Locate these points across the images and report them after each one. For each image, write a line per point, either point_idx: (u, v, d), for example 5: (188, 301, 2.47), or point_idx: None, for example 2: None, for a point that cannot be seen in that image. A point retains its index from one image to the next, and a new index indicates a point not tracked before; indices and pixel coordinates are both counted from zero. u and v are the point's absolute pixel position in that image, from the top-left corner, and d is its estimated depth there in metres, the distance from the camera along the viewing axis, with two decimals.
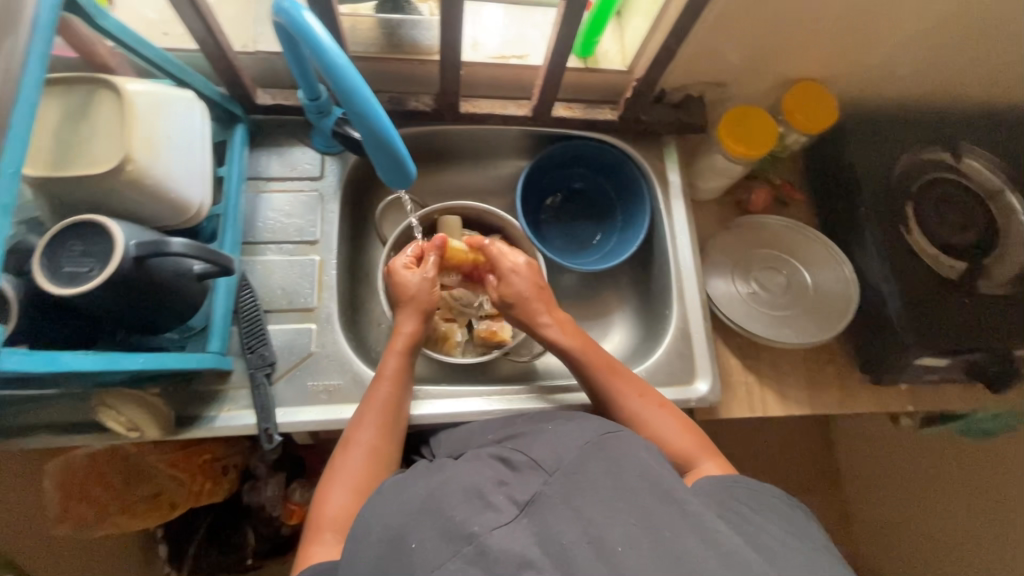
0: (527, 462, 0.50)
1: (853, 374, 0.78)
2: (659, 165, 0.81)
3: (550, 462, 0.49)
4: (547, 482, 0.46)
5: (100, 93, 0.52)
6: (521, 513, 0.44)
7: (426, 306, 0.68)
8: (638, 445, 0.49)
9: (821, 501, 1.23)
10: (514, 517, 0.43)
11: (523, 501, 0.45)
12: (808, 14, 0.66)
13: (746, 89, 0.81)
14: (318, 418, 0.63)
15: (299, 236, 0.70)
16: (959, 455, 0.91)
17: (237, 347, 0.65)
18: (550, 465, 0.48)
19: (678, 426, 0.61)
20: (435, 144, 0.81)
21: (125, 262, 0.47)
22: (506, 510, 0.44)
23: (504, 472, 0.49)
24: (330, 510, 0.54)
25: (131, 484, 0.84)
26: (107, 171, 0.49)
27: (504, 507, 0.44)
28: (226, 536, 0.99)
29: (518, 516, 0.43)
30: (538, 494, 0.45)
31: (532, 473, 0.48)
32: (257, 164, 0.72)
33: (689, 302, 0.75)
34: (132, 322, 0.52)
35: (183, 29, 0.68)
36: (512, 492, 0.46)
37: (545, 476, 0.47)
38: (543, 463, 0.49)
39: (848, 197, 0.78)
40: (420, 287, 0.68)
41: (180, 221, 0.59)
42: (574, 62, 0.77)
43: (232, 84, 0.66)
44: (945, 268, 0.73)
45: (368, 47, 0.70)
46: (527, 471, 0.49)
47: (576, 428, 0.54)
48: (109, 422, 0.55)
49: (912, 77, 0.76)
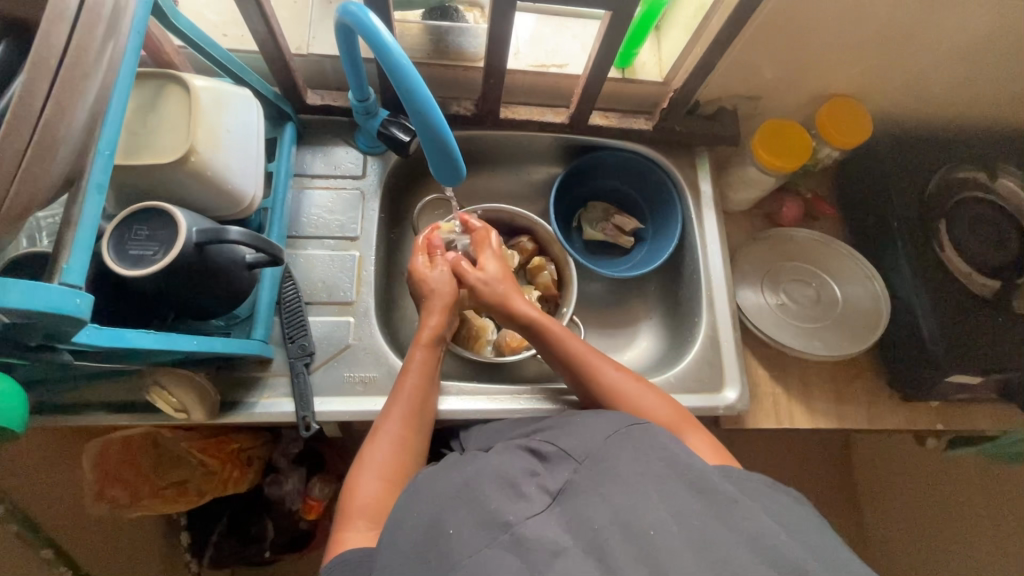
0: (556, 453, 0.51)
1: (882, 390, 0.78)
2: (691, 175, 0.82)
3: (578, 451, 0.50)
4: (575, 471, 0.48)
5: (168, 88, 0.55)
6: (552, 502, 0.45)
7: (446, 301, 0.69)
8: (665, 435, 0.49)
9: (838, 521, 1.21)
10: (547, 505, 0.45)
11: (554, 490, 0.46)
12: (851, 30, 0.67)
13: (779, 103, 0.82)
14: (352, 409, 0.65)
15: (341, 232, 0.73)
16: (989, 478, 0.89)
17: (278, 336, 0.67)
18: (578, 454, 0.50)
19: (670, 413, 0.61)
20: (472, 148, 0.83)
21: (187, 248, 0.50)
22: (538, 500, 0.45)
23: (535, 463, 0.50)
24: (361, 499, 0.55)
25: (162, 468, 0.87)
26: (174, 161, 0.52)
27: (536, 497, 0.45)
28: (246, 525, 1.00)
29: (550, 505, 0.45)
30: (569, 483, 0.47)
31: (562, 462, 0.50)
32: (302, 162, 0.75)
33: (718, 312, 0.76)
34: (186, 304, 0.54)
35: (241, 31, 0.71)
36: (543, 483, 0.47)
37: (574, 465, 0.49)
38: (571, 452, 0.50)
39: (881, 212, 0.78)
40: (442, 282, 0.70)
41: (235, 212, 0.61)
42: (613, 72, 0.79)
43: (285, 84, 0.69)
44: (977, 286, 0.72)
45: (414, 53, 0.73)
46: (556, 461, 0.50)
47: (600, 419, 0.54)
48: (159, 401, 0.56)
49: (947, 95, 0.77)
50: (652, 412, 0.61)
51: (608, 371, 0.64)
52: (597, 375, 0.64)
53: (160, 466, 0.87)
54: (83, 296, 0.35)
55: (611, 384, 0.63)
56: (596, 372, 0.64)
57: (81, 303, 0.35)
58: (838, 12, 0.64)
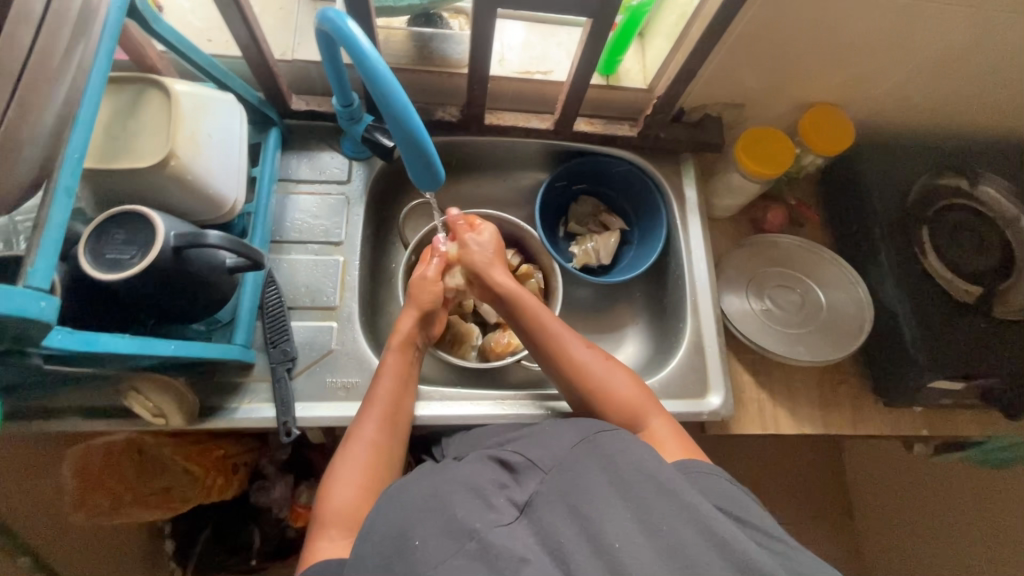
0: (524, 462, 0.50)
1: (866, 396, 0.78)
2: (676, 181, 0.83)
3: (546, 461, 0.49)
4: (544, 481, 0.47)
5: (148, 92, 0.54)
6: (520, 515, 0.45)
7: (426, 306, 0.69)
8: (633, 438, 0.49)
9: (830, 528, 1.21)
10: (514, 518, 0.44)
11: (522, 503, 0.46)
12: (830, 38, 0.67)
13: (763, 110, 0.82)
14: (334, 414, 0.64)
15: (325, 237, 0.73)
16: (975, 483, 0.90)
17: (260, 341, 0.67)
18: (546, 464, 0.49)
19: (637, 396, 0.61)
20: (458, 154, 0.83)
21: (164, 252, 0.50)
22: (506, 511, 0.44)
23: (504, 474, 0.49)
24: (335, 506, 0.55)
25: (145, 476, 0.85)
26: (152, 166, 0.52)
27: (504, 509, 0.45)
28: (234, 534, 0.99)
29: (518, 519, 0.44)
30: (535, 495, 0.46)
31: (529, 473, 0.49)
32: (287, 167, 0.75)
33: (703, 317, 0.76)
34: (164, 310, 0.54)
35: (225, 37, 0.71)
36: (513, 494, 0.47)
37: (541, 475, 0.48)
38: (539, 462, 0.49)
39: (864, 219, 0.79)
40: (424, 289, 0.69)
41: (216, 216, 0.61)
42: (598, 80, 0.79)
43: (269, 90, 0.70)
44: (960, 292, 0.73)
45: (399, 58, 0.73)
46: (524, 471, 0.49)
47: (566, 426, 0.54)
48: (137, 406, 0.56)
49: (926, 102, 0.78)
50: (616, 394, 0.61)
51: (577, 348, 0.64)
52: (567, 355, 0.64)
53: (144, 473, 0.85)
54: (48, 299, 0.35)
55: (584, 365, 0.63)
56: (564, 351, 0.64)
57: (46, 307, 0.35)
58: (817, 20, 0.65)
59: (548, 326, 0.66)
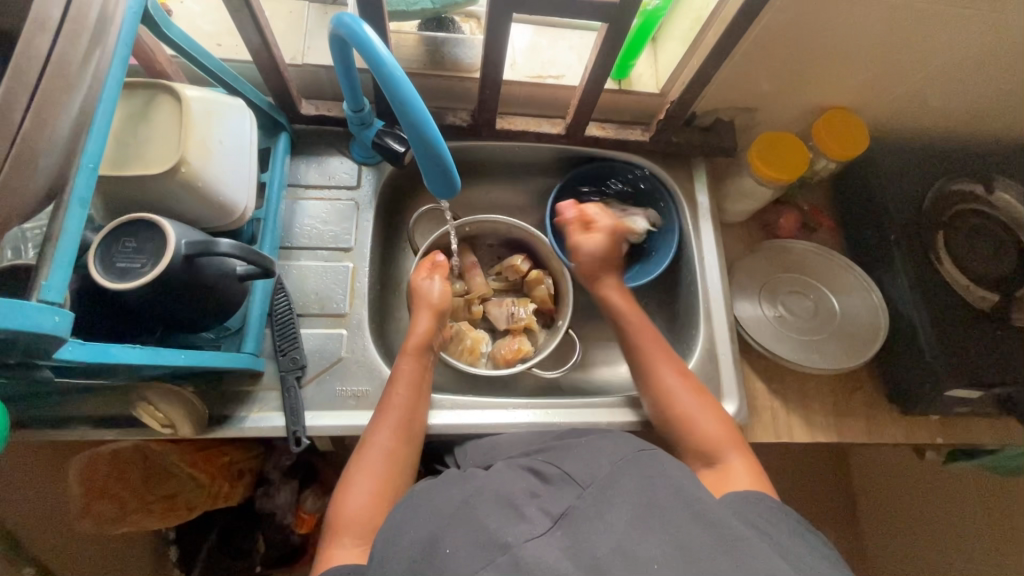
0: (560, 475, 0.50)
1: (881, 404, 0.77)
2: (688, 187, 0.82)
3: (583, 476, 0.49)
4: (580, 496, 0.46)
5: (159, 98, 0.54)
6: (554, 526, 0.43)
7: (436, 305, 0.70)
8: (671, 462, 0.49)
9: (839, 535, 1.20)
10: (547, 528, 0.43)
11: (556, 514, 0.44)
12: (848, 42, 0.67)
13: (776, 115, 0.82)
14: (344, 423, 0.63)
15: (334, 243, 0.72)
16: (988, 491, 0.89)
17: (269, 349, 0.66)
18: (583, 480, 0.48)
19: (719, 429, 0.59)
20: (468, 158, 0.83)
21: (173, 265, 0.48)
22: (538, 522, 0.43)
23: (536, 484, 0.49)
24: (350, 514, 0.54)
25: (150, 483, 0.84)
26: (163, 172, 0.51)
27: (537, 519, 0.44)
28: (236, 542, 0.97)
29: (551, 529, 0.43)
30: (572, 508, 0.45)
31: (564, 485, 0.48)
32: (295, 171, 0.74)
33: (716, 324, 0.75)
34: (174, 318, 0.53)
35: (235, 41, 0.70)
36: (545, 505, 0.46)
37: (578, 490, 0.47)
38: (575, 476, 0.49)
39: (880, 226, 0.78)
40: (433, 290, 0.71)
41: (226, 224, 0.60)
42: (610, 84, 0.78)
43: (279, 94, 0.69)
44: (977, 299, 0.72)
45: (410, 63, 0.73)
46: (560, 484, 0.49)
47: (609, 442, 0.53)
48: (146, 417, 0.55)
49: (941, 108, 0.77)
50: (699, 425, 0.60)
51: (669, 374, 0.64)
52: (657, 378, 0.64)
53: (148, 480, 0.84)
54: (63, 313, 0.34)
55: (667, 390, 0.63)
56: (657, 376, 0.64)
57: (60, 321, 0.34)
58: (837, 24, 0.64)
59: (640, 342, 0.67)
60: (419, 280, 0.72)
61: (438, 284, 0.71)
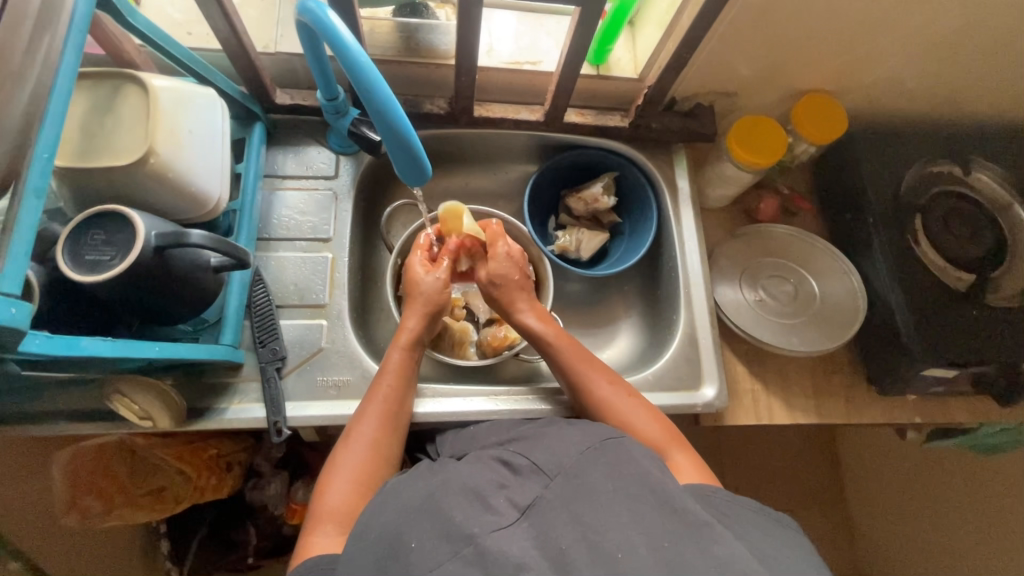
0: (529, 466, 0.49)
1: (860, 386, 0.78)
2: (669, 172, 0.82)
3: (551, 466, 0.48)
4: (547, 486, 0.46)
5: (126, 87, 0.53)
6: (521, 517, 0.43)
7: (431, 308, 0.69)
8: (639, 449, 0.49)
9: (824, 514, 1.22)
10: (514, 520, 0.43)
11: (523, 505, 0.45)
12: (822, 24, 0.66)
13: (755, 99, 0.81)
14: (328, 413, 0.64)
15: (313, 234, 0.71)
16: (966, 468, 0.90)
17: (248, 341, 0.66)
18: (551, 469, 0.48)
19: (658, 431, 0.59)
20: (447, 147, 0.82)
21: (146, 252, 0.48)
22: (505, 513, 0.44)
23: (505, 475, 0.49)
24: (332, 503, 0.54)
25: (137, 477, 0.85)
26: (131, 163, 0.50)
27: (504, 510, 0.44)
28: (229, 532, 0.98)
29: (518, 520, 0.43)
30: (539, 498, 0.45)
31: (533, 476, 0.48)
32: (272, 162, 0.74)
33: (696, 308, 0.76)
34: (147, 310, 0.53)
35: (206, 30, 0.69)
36: (513, 497, 0.46)
37: (546, 480, 0.47)
38: (544, 467, 0.49)
39: (857, 209, 0.79)
40: (431, 288, 0.69)
41: (199, 215, 0.59)
42: (587, 69, 0.78)
43: (253, 84, 0.68)
44: (953, 279, 0.73)
45: (385, 50, 0.72)
46: (529, 475, 0.49)
47: (579, 431, 0.53)
48: (122, 409, 0.55)
49: (918, 90, 0.78)
50: (637, 428, 0.59)
51: (601, 383, 0.63)
52: (589, 389, 0.63)
53: (135, 473, 0.85)
54: (19, 305, 0.34)
55: (599, 397, 0.63)
56: (577, 372, 0.65)
57: (17, 313, 0.33)
58: (810, 6, 0.64)
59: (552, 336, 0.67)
60: (416, 273, 0.70)
61: (440, 281, 0.70)
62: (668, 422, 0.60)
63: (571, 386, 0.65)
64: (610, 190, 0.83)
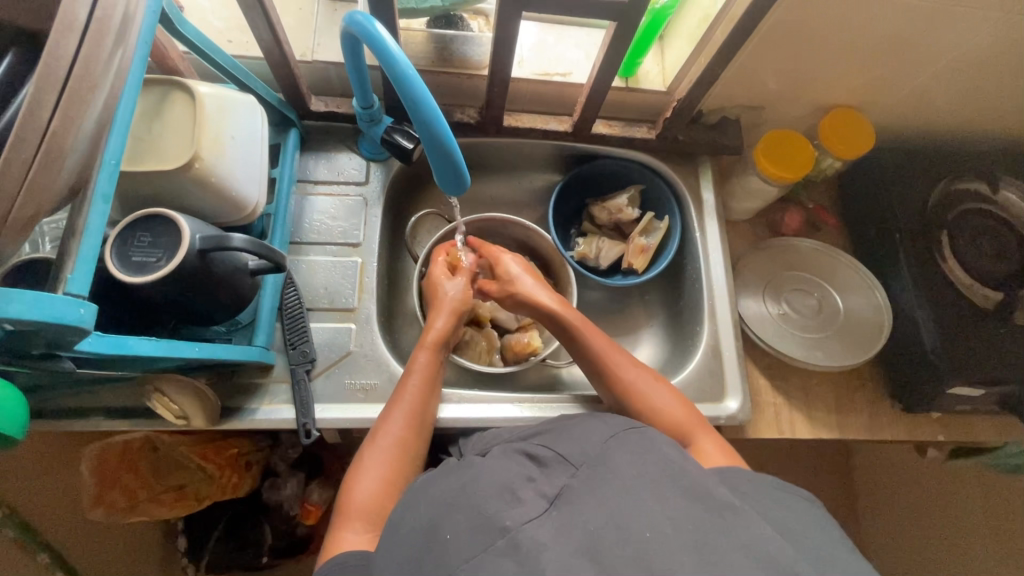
0: (554, 458, 0.49)
1: (883, 402, 0.78)
2: (694, 184, 0.83)
3: (575, 457, 0.49)
4: (573, 476, 0.46)
5: (174, 94, 0.55)
6: (550, 506, 0.43)
7: (454, 306, 0.70)
8: (665, 442, 0.49)
9: (839, 530, 1.21)
10: (544, 509, 0.43)
11: (551, 494, 0.45)
12: (854, 41, 0.67)
13: (782, 113, 0.82)
14: (353, 416, 0.64)
15: (343, 238, 0.73)
16: (988, 487, 0.90)
17: (279, 343, 0.67)
18: (576, 460, 0.48)
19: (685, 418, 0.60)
20: (475, 155, 0.83)
21: (190, 256, 0.50)
22: (534, 504, 0.43)
23: (532, 468, 0.49)
24: (359, 500, 0.55)
25: (159, 474, 0.87)
26: (177, 168, 0.52)
27: (532, 501, 0.44)
28: (244, 530, 0.98)
29: (547, 510, 0.43)
30: (566, 487, 0.45)
31: (558, 467, 0.48)
32: (305, 167, 0.75)
33: (720, 319, 0.76)
34: (187, 311, 0.54)
35: (246, 38, 0.71)
36: (541, 487, 0.46)
37: (571, 470, 0.47)
38: (569, 458, 0.49)
39: (883, 224, 0.79)
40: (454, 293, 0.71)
41: (239, 218, 0.61)
42: (616, 81, 0.78)
43: (290, 91, 0.69)
44: (979, 298, 0.72)
45: (419, 59, 0.73)
46: (554, 465, 0.48)
47: (599, 422, 0.53)
48: (160, 407, 0.56)
49: (946, 108, 0.78)
50: (668, 413, 0.61)
51: (626, 369, 0.65)
52: (617, 377, 0.65)
53: (158, 470, 0.87)
54: (88, 306, 0.35)
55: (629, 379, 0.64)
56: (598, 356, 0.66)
57: (84, 314, 0.35)
58: (843, 24, 0.64)
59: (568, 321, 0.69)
60: (438, 279, 0.73)
61: (460, 286, 0.72)
62: (694, 410, 0.62)
63: (597, 372, 0.67)
64: (635, 202, 0.83)
